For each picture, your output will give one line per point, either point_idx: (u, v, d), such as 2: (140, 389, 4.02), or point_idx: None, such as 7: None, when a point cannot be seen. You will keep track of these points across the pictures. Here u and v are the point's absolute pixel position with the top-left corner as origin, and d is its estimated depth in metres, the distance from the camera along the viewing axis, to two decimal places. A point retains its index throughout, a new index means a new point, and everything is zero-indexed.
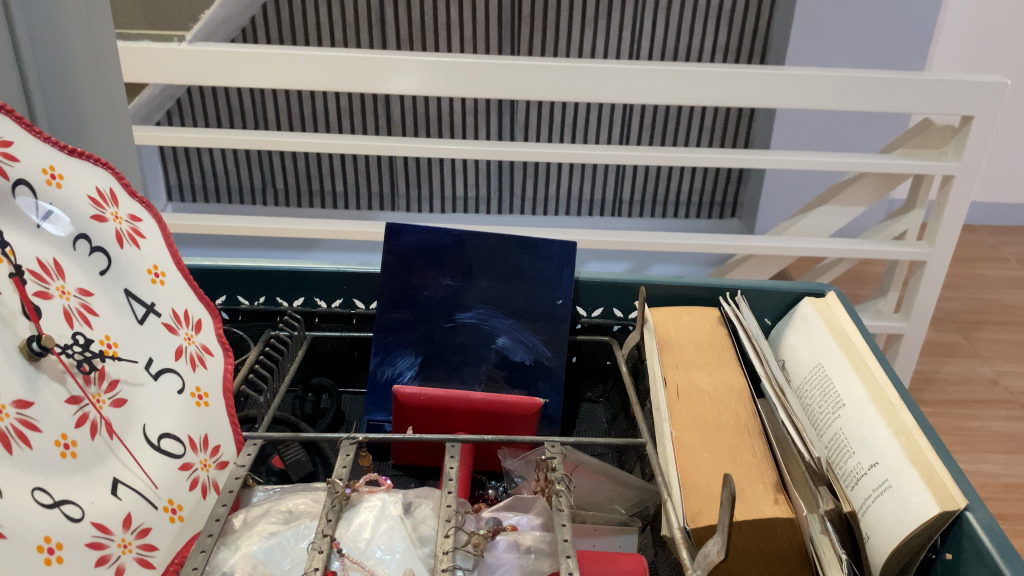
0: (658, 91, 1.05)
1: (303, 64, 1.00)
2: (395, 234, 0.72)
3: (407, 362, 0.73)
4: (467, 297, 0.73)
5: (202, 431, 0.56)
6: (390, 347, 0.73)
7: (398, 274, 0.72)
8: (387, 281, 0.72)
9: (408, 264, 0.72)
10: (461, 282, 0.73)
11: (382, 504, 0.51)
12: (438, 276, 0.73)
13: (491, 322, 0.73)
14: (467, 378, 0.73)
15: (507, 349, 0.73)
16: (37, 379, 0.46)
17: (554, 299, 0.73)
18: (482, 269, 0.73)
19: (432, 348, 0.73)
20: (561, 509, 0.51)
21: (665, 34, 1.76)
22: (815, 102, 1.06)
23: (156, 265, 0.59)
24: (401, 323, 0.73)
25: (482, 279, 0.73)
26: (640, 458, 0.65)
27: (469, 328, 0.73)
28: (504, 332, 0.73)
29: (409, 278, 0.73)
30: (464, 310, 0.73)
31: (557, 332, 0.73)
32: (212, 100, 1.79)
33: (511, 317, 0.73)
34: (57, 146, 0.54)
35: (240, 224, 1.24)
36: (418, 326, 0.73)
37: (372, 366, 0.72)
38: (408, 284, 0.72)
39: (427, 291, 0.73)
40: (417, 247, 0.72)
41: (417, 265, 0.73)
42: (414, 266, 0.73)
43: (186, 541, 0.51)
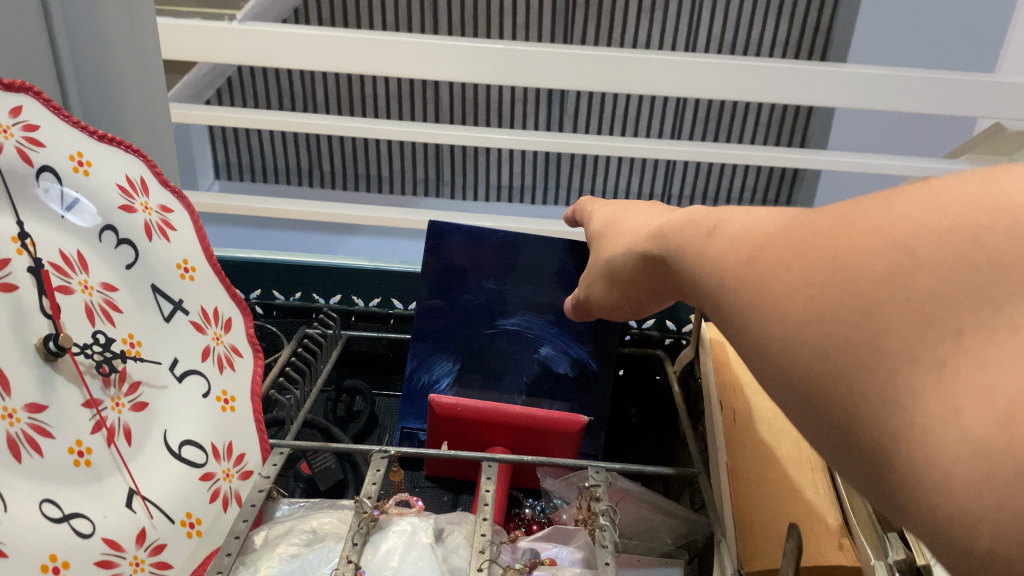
0: (718, 85, 1.00)
1: (348, 46, 0.96)
2: (438, 234, 0.68)
3: (444, 370, 0.69)
4: (510, 300, 0.69)
5: (227, 439, 0.53)
6: (427, 354, 0.69)
7: (439, 274, 0.69)
8: (426, 282, 0.69)
9: (448, 262, 0.69)
10: (502, 287, 0.69)
11: (413, 529, 0.48)
12: (479, 280, 0.69)
13: (535, 332, 0.69)
14: (509, 387, 0.69)
15: (550, 361, 0.69)
16: (53, 381, 0.43)
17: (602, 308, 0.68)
18: (526, 272, 0.68)
19: (471, 356, 0.69)
20: (606, 546, 0.47)
21: (724, 27, 1.69)
22: (884, 102, 1.00)
23: (186, 259, 0.56)
24: (438, 329, 0.69)
25: (526, 284, 0.69)
26: (689, 485, 0.61)
27: (512, 335, 0.69)
28: (547, 341, 0.69)
29: (450, 281, 0.69)
30: (507, 313, 0.69)
31: (604, 343, 0.68)
32: (262, 79, 1.78)
33: (557, 325, 0.69)
34: (86, 130, 0.51)
35: (279, 206, 1.22)
36: (456, 332, 0.69)
37: (407, 372, 0.69)
38: (448, 288, 0.69)
39: (468, 295, 0.69)
40: (461, 248, 0.68)
41: (459, 268, 0.69)
42: (457, 270, 0.69)
43: (205, 557, 0.47)
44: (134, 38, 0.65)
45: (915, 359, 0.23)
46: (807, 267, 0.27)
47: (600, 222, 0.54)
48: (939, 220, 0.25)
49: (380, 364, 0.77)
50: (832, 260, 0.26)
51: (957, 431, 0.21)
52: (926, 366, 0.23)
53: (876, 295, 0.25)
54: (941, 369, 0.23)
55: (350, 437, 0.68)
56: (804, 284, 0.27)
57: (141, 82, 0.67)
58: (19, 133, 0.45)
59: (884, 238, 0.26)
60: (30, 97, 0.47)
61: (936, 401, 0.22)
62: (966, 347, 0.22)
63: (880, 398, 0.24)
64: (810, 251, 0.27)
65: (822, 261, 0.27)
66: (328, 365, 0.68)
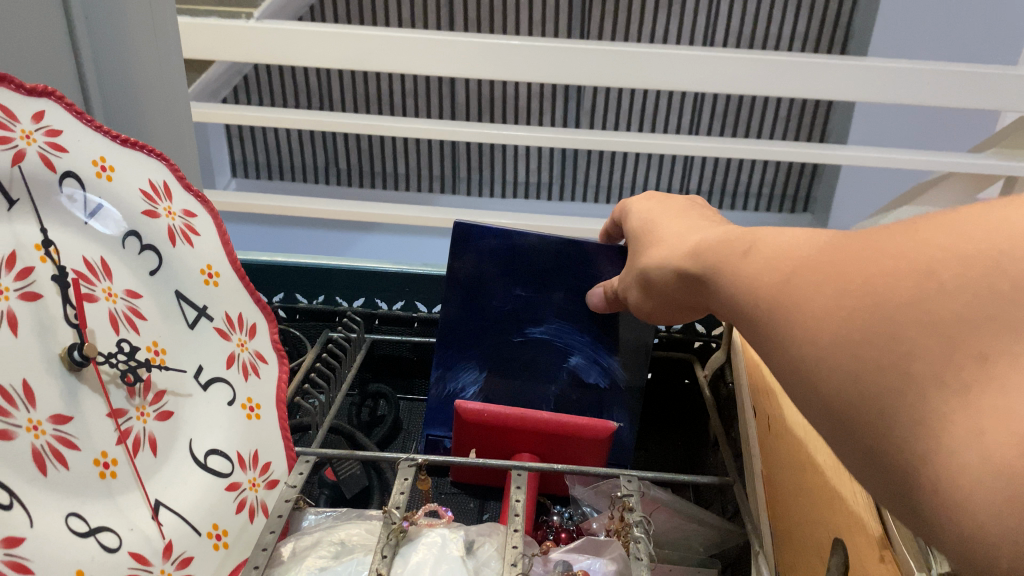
0: (742, 80, 0.98)
1: (366, 43, 0.95)
2: (465, 240, 0.65)
3: (471, 377, 0.69)
4: (538, 306, 0.67)
5: (253, 447, 0.52)
6: (453, 359, 0.68)
7: (467, 279, 0.66)
8: (451, 290, 0.67)
9: (474, 269, 0.66)
10: (532, 293, 0.67)
11: (442, 542, 0.46)
12: (508, 286, 0.66)
13: (564, 341, 0.67)
14: (536, 394, 0.69)
15: (581, 371, 0.68)
16: (77, 391, 0.43)
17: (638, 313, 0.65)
18: (554, 277, 0.66)
19: (498, 363, 0.68)
20: (641, 557, 0.46)
21: (743, 21, 1.67)
22: (912, 97, 0.99)
23: (210, 265, 0.55)
24: (465, 336, 0.68)
25: (556, 292, 0.66)
26: (721, 494, 0.60)
27: (539, 341, 0.68)
28: (577, 351, 0.67)
29: (478, 289, 0.67)
30: (534, 319, 0.67)
31: (635, 354, 0.67)
32: (278, 78, 1.77)
33: (588, 334, 0.67)
34: (109, 134, 0.50)
35: (297, 206, 1.21)
36: (482, 339, 0.68)
37: (433, 380, 0.69)
38: (475, 293, 0.67)
39: (495, 302, 0.67)
40: (488, 252, 0.66)
41: (487, 274, 0.66)
42: (484, 278, 0.66)
43: (232, 570, 0.47)
44: (155, 41, 0.65)
45: (943, 384, 0.24)
46: (834, 288, 0.29)
47: (640, 224, 0.54)
48: (964, 245, 0.26)
49: (404, 367, 0.76)
50: (863, 284, 0.28)
51: (978, 452, 0.22)
52: (953, 390, 0.24)
53: (901, 315, 0.26)
54: (965, 393, 0.23)
55: (374, 442, 0.67)
56: (831, 306, 0.28)
57: (161, 85, 0.67)
58: (41, 138, 0.44)
59: (913, 262, 0.27)
60: (53, 101, 0.46)
61: (960, 423, 0.23)
62: (990, 372, 0.23)
63: (910, 417, 0.25)
64: (842, 275, 0.29)
65: (850, 280, 0.28)
66: (353, 370, 0.67)
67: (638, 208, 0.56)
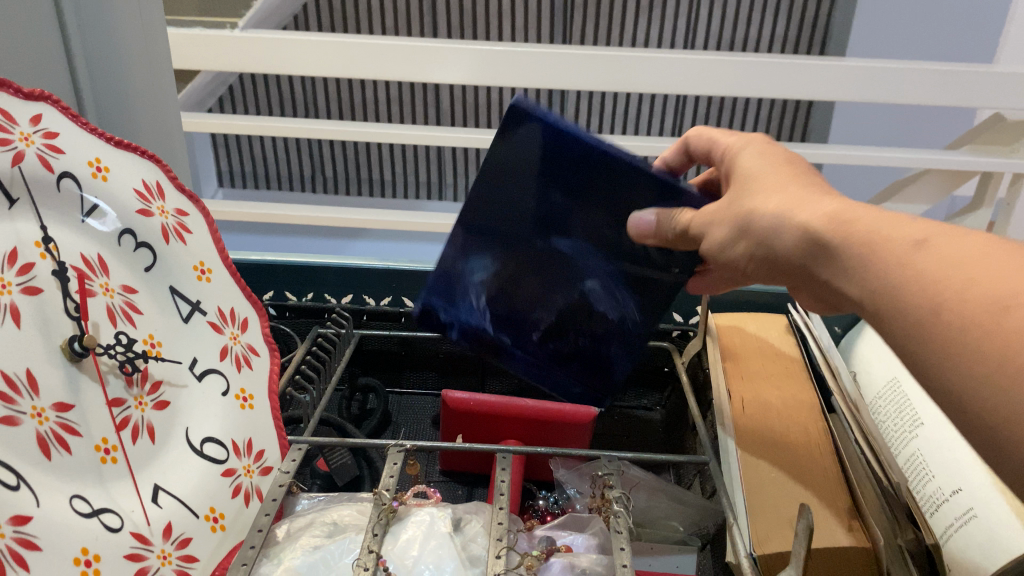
0: (720, 81, 1.02)
1: (353, 51, 0.97)
2: (515, 127, 0.52)
3: (474, 270, 0.59)
4: (570, 218, 0.54)
5: (247, 436, 0.54)
6: (464, 248, 0.58)
7: (501, 167, 0.54)
8: (484, 172, 0.54)
9: (517, 159, 0.53)
10: (571, 202, 0.54)
11: (431, 520, 0.49)
12: (547, 187, 0.54)
13: (583, 264, 0.56)
14: (537, 303, 0.59)
15: (593, 296, 0.58)
16: (77, 380, 0.45)
17: (668, 272, 0.57)
18: (597, 189, 0.53)
19: (512, 258, 0.58)
20: (621, 531, 0.48)
21: (723, 25, 1.69)
22: (885, 95, 1.02)
23: (202, 261, 0.57)
24: (484, 218, 0.56)
25: (594, 211, 0.54)
26: (699, 474, 0.63)
27: (561, 252, 0.56)
28: (594, 277, 0.57)
29: (511, 180, 0.54)
30: (563, 229, 0.55)
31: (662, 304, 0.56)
32: (264, 87, 1.79)
33: (614, 264, 0.56)
34: (104, 137, 0.52)
35: (288, 212, 1.23)
36: (502, 229, 0.57)
37: (444, 258, 0.59)
38: (507, 179, 0.54)
39: (527, 200, 0.55)
40: (540, 144, 0.52)
41: (528, 165, 0.53)
42: (519, 170, 0.54)
43: (229, 551, 0.49)
44: (148, 51, 0.67)
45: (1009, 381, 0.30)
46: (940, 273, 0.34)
47: (751, 168, 0.50)
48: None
49: (392, 361, 0.78)
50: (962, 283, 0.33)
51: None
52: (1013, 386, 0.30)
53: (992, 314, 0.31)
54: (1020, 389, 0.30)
55: (365, 434, 0.69)
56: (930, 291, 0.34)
57: (154, 92, 0.69)
58: (39, 140, 0.46)
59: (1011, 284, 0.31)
60: (49, 105, 0.48)
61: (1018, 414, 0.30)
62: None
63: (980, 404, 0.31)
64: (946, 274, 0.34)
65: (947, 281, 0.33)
66: (343, 363, 0.68)
67: (753, 149, 0.52)
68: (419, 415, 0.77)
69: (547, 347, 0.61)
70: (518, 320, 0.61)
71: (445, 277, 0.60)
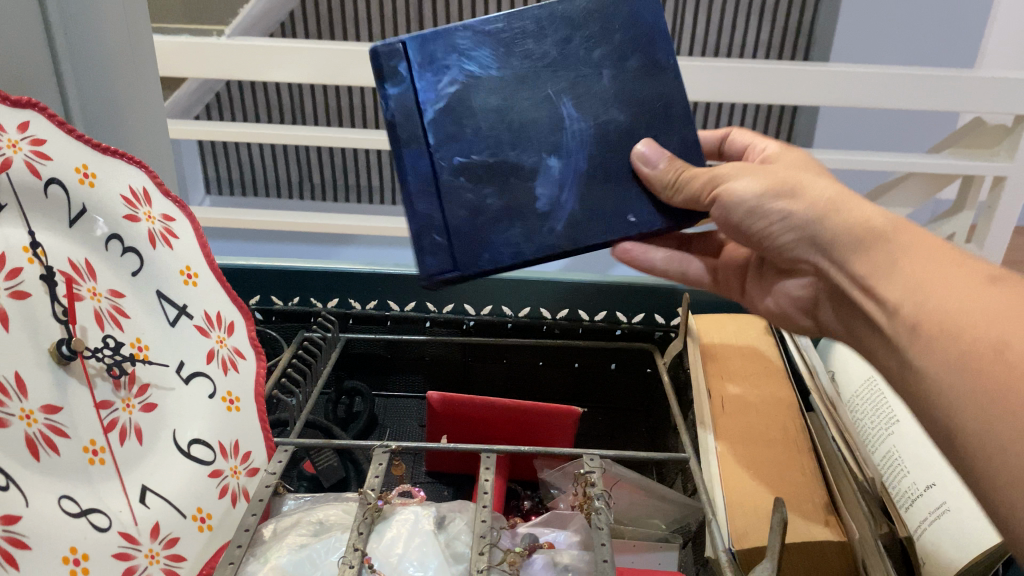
0: (704, 86, 1.03)
1: (340, 57, 0.98)
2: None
3: (473, 70, 0.52)
4: (602, 93, 0.52)
5: (234, 437, 0.54)
6: (492, 47, 0.52)
7: (592, 9, 0.52)
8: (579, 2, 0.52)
9: (621, 14, 0.52)
10: (612, 79, 0.52)
11: (415, 518, 0.49)
12: (602, 59, 0.52)
13: (564, 140, 0.52)
14: (486, 142, 0.52)
15: (542, 174, 0.52)
16: (65, 383, 0.45)
17: (624, 216, 0.52)
18: (636, 95, 0.52)
19: (508, 81, 0.52)
20: (601, 528, 0.49)
21: (707, 31, 1.71)
22: (865, 99, 1.04)
23: (189, 266, 0.58)
24: (527, 26, 0.52)
25: (619, 106, 0.52)
26: (681, 472, 0.63)
27: (556, 117, 0.52)
28: (565, 158, 0.52)
29: (591, 28, 0.52)
30: (583, 97, 0.52)
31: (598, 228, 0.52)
32: (250, 94, 1.80)
33: (588, 163, 0.52)
34: (91, 144, 0.52)
35: (276, 219, 1.24)
36: (531, 50, 0.52)
37: (466, 28, 0.52)
38: (580, 24, 0.52)
39: (585, 47, 0.52)
40: (636, 27, 0.52)
41: (615, 27, 0.52)
42: (606, 26, 0.52)
43: (215, 551, 0.49)
44: (135, 59, 0.68)
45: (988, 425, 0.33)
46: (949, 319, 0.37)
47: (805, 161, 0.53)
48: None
49: (378, 364, 0.79)
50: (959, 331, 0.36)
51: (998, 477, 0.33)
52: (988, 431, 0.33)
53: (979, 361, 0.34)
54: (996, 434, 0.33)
55: (352, 436, 0.70)
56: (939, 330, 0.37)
57: (142, 100, 0.70)
58: (26, 147, 0.47)
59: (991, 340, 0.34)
60: (37, 112, 0.48)
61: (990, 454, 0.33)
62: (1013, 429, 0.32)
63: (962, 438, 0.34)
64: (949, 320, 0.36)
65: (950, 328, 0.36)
66: (328, 366, 0.69)
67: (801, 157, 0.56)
68: (405, 417, 0.78)
69: (454, 181, 0.52)
70: (455, 138, 0.52)
71: (442, 60, 0.52)
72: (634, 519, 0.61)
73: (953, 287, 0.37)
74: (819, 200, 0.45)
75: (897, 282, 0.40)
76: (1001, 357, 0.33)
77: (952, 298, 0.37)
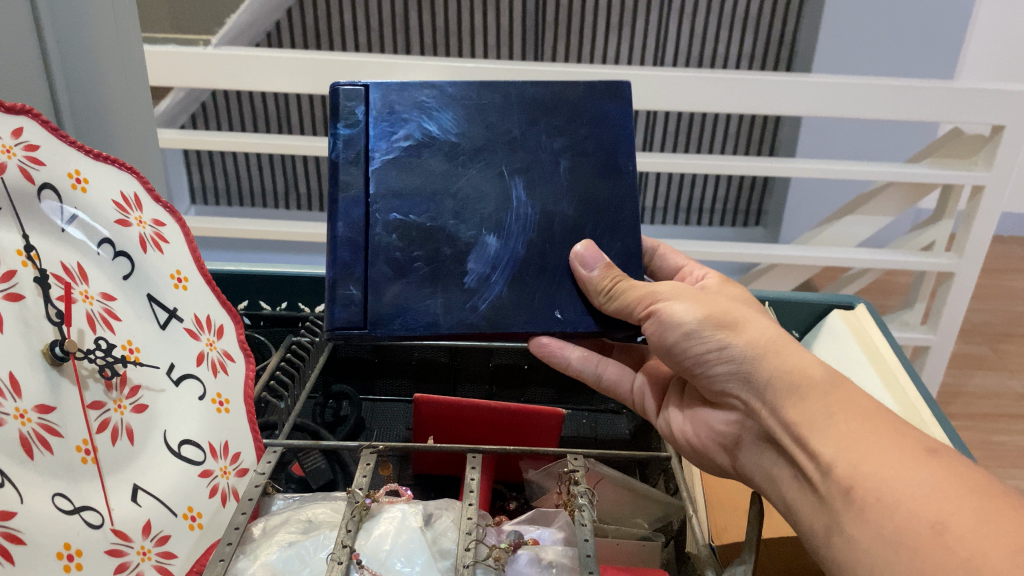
0: (685, 96, 1.05)
1: (328, 68, 1.00)
2: (610, 97, 0.55)
3: (431, 129, 0.54)
4: (555, 182, 0.54)
5: (223, 438, 0.55)
6: (455, 112, 0.54)
7: (555, 100, 0.55)
8: (548, 92, 0.55)
9: (589, 110, 0.55)
10: (562, 166, 0.54)
11: (402, 516, 0.50)
12: (558, 149, 0.54)
13: (505, 222, 0.53)
14: (429, 209, 0.53)
15: (477, 251, 0.52)
16: (59, 384, 0.46)
17: (550, 313, 0.52)
18: (587, 193, 0.54)
19: (459, 150, 0.54)
20: (585, 524, 0.51)
21: (690, 42, 1.73)
22: (843, 110, 1.07)
23: (179, 270, 0.58)
24: (485, 101, 0.54)
25: (565, 199, 0.54)
26: (664, 473, 0.64)
27: (505, 199, 0.53)
28: (503, 240, 0.53)
29: (555, 118, 0.55)
30: (533, 182, 0.54)
31: (516, 315, 0.52)
32: (236, 103, 1.81)
33: (524, 249, 0.53)
34: (84, 150, 0.53)
35: (264, 228, 1.25)
36: (487, 126, 0.54)
37: (429, 90, 0.54)
38: (539, 113, 0.55)
39: (545, 135, 0.54)
40: (596, 124, 0.55)
41: (574, 120, 0.55)
42: (566, 119, 0.55)
43: (207, 548, 0.50)
44: (127, 69, 0.69)
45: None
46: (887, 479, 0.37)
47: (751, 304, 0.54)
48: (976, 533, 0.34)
49: (365, 368, 0.80)
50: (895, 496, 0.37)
51: None
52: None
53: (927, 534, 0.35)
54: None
55: (338, 438, 0.71)
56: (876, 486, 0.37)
57: (133, 110, 0.71)
58: (20, 153, 0.48)
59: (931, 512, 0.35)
60: (30, 119, 0.49)
61: None
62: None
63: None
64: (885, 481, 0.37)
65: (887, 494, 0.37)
66: (316, 370, 0.70)
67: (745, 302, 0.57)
68: (392, 420, 0.79)
69: (384, 238, 0.52)
70: (396, 192, 0.53)
71: (402, 115, 0.54)
72: (617, 518, 0.63)
73: (888, 455, 0.38)
74: (757, 341, 0.46)
75: (831, 438, 0.41)
76: (939, 539, 0.34)
77: (886, 464, 0.38)
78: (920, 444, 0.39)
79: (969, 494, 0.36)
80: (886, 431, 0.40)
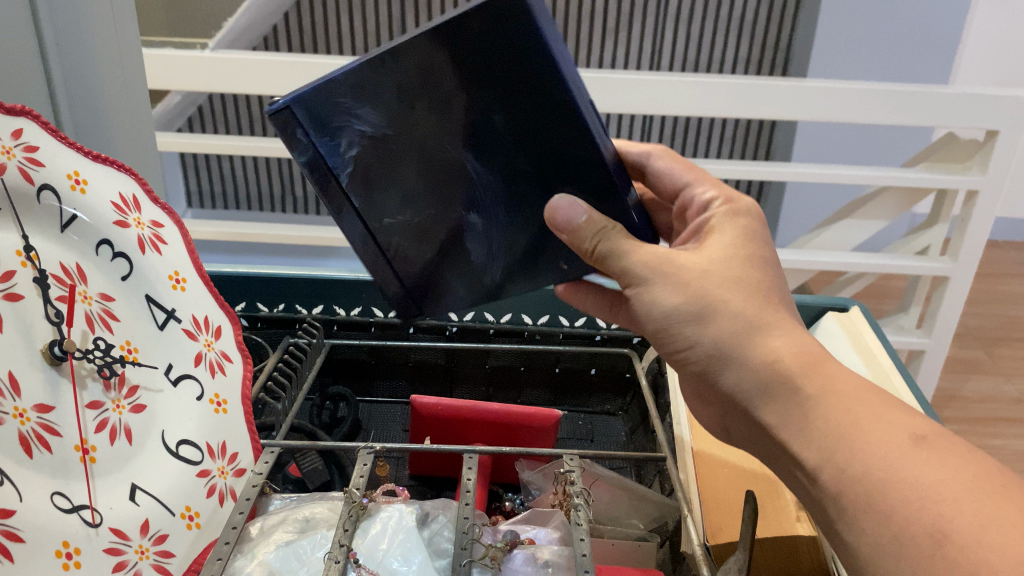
0: (681, 101, 1.06)
1: (327, 71, 1.00)
2: (503, 24, 0.40)
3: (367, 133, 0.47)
4: (501, 145, 0.45)
5: (221, 438, 0.55)
6: (373, 106, 0.46)
7: (450, 53, 0.42)
8: (440, 45, 0.42)
9: (491, 47, 0.41)
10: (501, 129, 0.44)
11: (399, 515, 0.51)
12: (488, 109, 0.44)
13: (481, 197, 0.49)
14: (406, 203, 0.51)
15: (470, 226, 0.52)
16: (58, 384, 0.47)
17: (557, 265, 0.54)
18: (542, 143, 0.45)
19: (398, 144, 0.47)
20: (580, 523, 0.51)
21: (686, 46, 1.73)
22: (837, 115, 1.07)
23: (178, 271, 0.59)
24: (390, 83, 0.44)
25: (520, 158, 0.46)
26: (659, 473, 0.65)
27: (470, 176, 0.48)
28: (483, 215, 0.51)
29: (466, 74, 0.42)
30: (481, 154, 0.46)
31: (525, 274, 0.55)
32: (233, 107, 1.81)
33: (508, 218, 0.51)
34: (82, 151, 0.53)
35: (262, 231, 1.25)
36: (407, 108, 0.45)
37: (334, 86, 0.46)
38: (444, 74, 0.43)
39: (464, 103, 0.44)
40: (507, 64, 0.41)
41: (484, 66, 0.42)
42: (474, 76, 0.42)
43: (204, 547, 0.51)
44: (126, 72, 0.69)
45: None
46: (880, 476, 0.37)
47: (752, 252, 0.49)
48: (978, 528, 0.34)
49: (362, 371, 0.80)
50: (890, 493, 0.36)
51: None
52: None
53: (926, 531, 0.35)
54: None
55: (335, 439, 0.72)
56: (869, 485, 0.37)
57: (132, 112, 0.71)
58: (20, 153, 0.48)
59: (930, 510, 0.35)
60: (30, 120, 0.49)
61: None
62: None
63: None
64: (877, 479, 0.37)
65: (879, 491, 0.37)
66: (313, 371, 0.70)
67: (755, 236, 0.51)
68: (389, 422, 0.80)
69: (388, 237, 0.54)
70: (376, 200, 0.51)
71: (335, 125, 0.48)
72: (612, 518, 0.63)
73: (878, 452, 0.38)
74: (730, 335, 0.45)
75: (817, 435, 0.40)
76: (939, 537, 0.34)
77: (877, 460, 0.38)
78: (904, 432, 0.38)
79: (968, 486, 0.35)
80: (871, 425, 0.39)
